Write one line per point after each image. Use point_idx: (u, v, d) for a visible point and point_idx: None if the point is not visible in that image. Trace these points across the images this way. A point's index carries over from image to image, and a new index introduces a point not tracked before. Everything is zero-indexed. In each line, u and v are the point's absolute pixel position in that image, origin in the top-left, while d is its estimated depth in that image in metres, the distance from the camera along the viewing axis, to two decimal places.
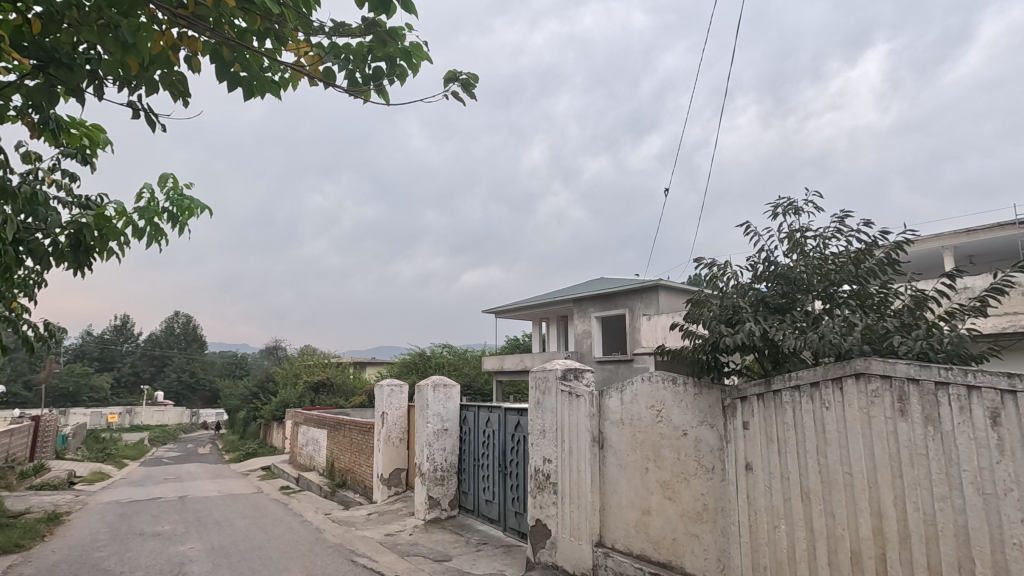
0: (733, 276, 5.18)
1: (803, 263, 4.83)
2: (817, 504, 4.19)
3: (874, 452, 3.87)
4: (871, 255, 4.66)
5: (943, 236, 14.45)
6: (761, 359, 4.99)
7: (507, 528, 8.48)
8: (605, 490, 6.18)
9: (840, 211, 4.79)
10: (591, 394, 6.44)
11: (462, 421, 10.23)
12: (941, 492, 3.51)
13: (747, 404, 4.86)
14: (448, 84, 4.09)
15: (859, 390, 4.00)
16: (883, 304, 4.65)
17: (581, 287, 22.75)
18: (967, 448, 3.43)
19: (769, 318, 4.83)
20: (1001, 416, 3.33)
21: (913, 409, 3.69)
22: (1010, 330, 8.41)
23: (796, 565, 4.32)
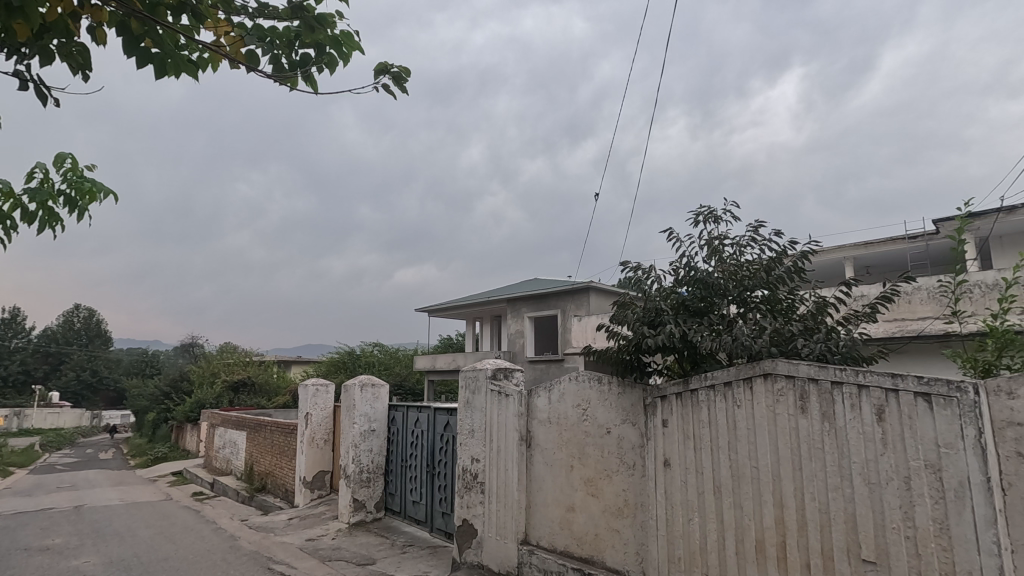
0: (657, 279, 5.40)
1: (721, 269, 5.10)
2: (728, 497, 4.44)
3: (778, 446, 4.15)
4: (780, 263, 4.98)
5: (845, 248, 15.69)
6: (681, 360, 5.24)
7: (434, 529, 8.39)
8: (531, 489, 6.25)
9: (755, 221, 5.10)
10: (520, 393, 6.49)
11: (391, 421, 10.03)
12: (834, 483, 3.81)
13: (667, 403, 5.07)
14: (379, 76, 3.93)
15: (766, 389, 4.26)
16: (790, 309, 5.00)
17: (515, 287, 22.93)
18: (857, 442, 3.75)
19: (688, 320, 5.07)
20: (885, 412, 3.66)
21: (813, 406, 3.99)
22: (897, 334, 9.20)
23: (707, 555, 4.55)
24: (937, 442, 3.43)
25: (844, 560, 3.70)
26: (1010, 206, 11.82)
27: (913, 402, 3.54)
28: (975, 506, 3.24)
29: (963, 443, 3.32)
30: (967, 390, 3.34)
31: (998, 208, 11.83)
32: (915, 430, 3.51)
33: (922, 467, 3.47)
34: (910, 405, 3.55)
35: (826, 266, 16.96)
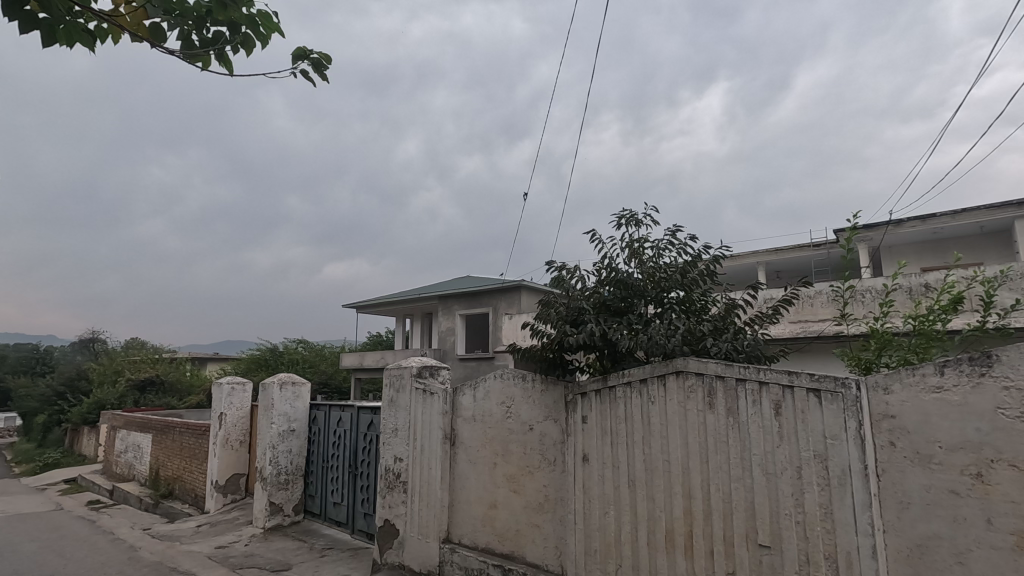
0: (581, 279, 5.53)
1: (640, 271, 5.28)
2: (642, 489, 4.62)
3: (688, 440, 4.36)
4: (695, 267, 5.23)
5: (758, 254, 16.73)
6: (602, 358, 5.40)
7: (355, 531, 8.17)
8: (455, 487, 6.22)
9: (673, 225, 5.32)
10: (445, 391, 6.44)
11: (312, 421, 9.67)
12: (736, 473, 4.06)
13: (587, 399, 5.21)
14: (298, 61, 3.76)
15: (679, 386, 4.47)
16: (703, 310, 5.27)
17: (447, 285, 22.76)
18: (757, 435, 4.01)
19: (609, 320, 5.23)
20: (782, 407, 3.94)
21: (719, 402, 4.23)
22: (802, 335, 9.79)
23: (621, 546, 4.72)
24: (825, 434, 3.73)
25: (743, 546, 3.95)
26: (898, 219, 13.07)
27: (806, 397, 3.83)
28: (855, 492, 3.57)
29: (846, 434, 3.65)
30: (851, 386, 3.67)
31: (887, 221, 13.05)
32: (807, 423, 3.81)
33: (812, 457, 3.76)
34: (803, 400, 3.85)
35: (740, 271, 18.00)
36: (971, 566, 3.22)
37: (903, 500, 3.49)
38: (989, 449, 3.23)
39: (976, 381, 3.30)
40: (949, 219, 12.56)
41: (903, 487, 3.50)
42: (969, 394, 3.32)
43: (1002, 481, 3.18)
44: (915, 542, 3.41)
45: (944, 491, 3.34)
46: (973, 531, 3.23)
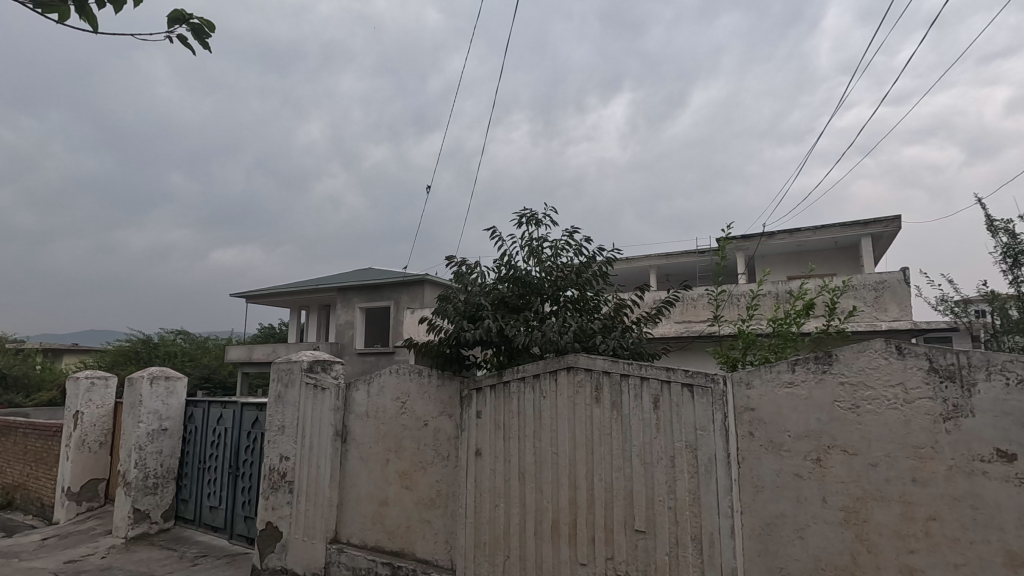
0: (480, 275, 5.58)
1: (539, 269, 5.42)
2: (531, 482, 4.75)
3: (576, 433, 4.55)
4: (590, 267, 5.46)
5: (650, 259, 17.69)
6: (498, 353, 5.48)
7: (233, 536, 7.64)
8: (344, 485, 6.02)
9: (570, 227, 5.51)
10: (337, 386, 6.20)
11: (187, 419, 8.89)
12: (618, 464, 4.30)
13: (481, 394, 5.26)
14: (175, 25, 3.39)
15: (568, 381, 4.65)
16: (594, 309, 5.52)
17: (347, 277, 21.88)
18: (637, 427, 4.28)
19: (506, 316, 5.33)
20: (660, 400, 4.23)
21: (605, 397, 4.45)
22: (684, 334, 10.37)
23: (509, 538, 4.82)
24: (695, 425, 4.06)
25: (621, 532, 4.21)
26: (770, 232, 14.48)
27: (680, 392, 4.15)
28: (719, 478, 3.92)
29: (713, 425, 4.00)
30: (719, 381, 4.03)
31: (761, 233, 14.41)
32: (680, 415, 4.13)
33: (683, 447, 4.08)
34: (678, 394, 4.16)
35: (633, 273, 18.99)
36: (808, 539, 3.67)
37: (757, 484, 3.90)
38: (826, 437, 3.70)
39: (819, 377, 3.76)
40: (811, 234, 14.14)
41: (758, 473, 3.90)
42: (814, 388, 3.78)
43: (835, 464, 3.65)
44: (766, 520, 3.82)
45: (790, 475, 3.78)
46: (812, 509, 3.68)
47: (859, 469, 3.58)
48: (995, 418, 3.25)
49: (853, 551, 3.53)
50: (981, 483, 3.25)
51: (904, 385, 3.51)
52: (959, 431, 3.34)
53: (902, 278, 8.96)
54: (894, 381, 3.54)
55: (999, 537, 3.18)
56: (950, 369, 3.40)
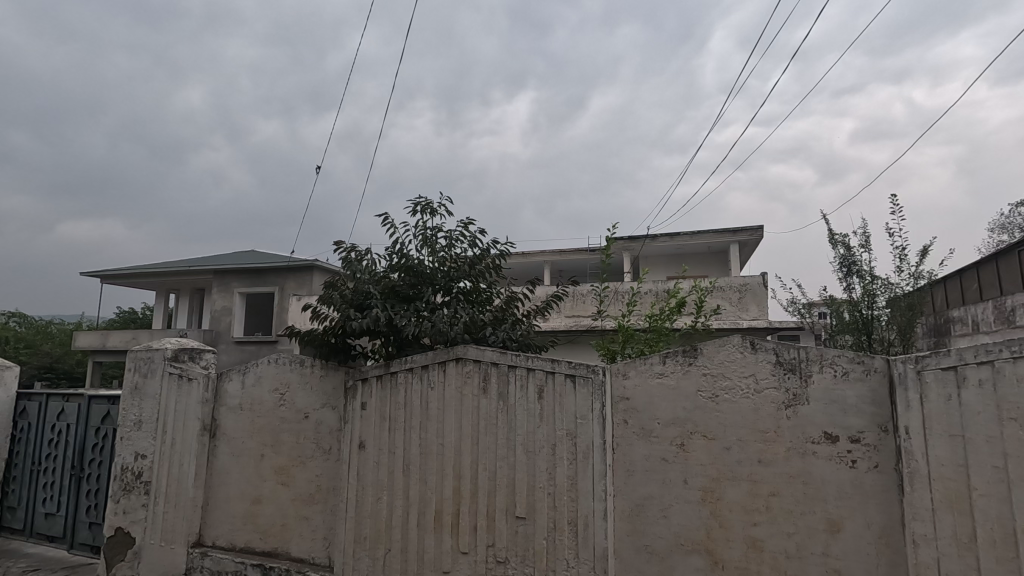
0: (371, 263, 5.41)
1: (431, 259, 5.36)
2: (416, 474, 4.69)
3: (462, 424, 4.56)
4: (483, 259, 5.49)
5: (545, 254, 18.07)
6: (387, 343, 5.34)
7: (75, 545, 6.75)
8: (211, 484, 5.56)
9: (465, 218, 5.51)
10: (206, 377, 5.70)
11: (17, 414, 7.69)
12: (503, 453, 4.39)
13: (367, 385, 5.10)
14: None
15: (457, 372, 4.65)
16: (487, 301, 5.56)
17: (225, 259, 20.14)
18: (522, 417, 4.39)
19: (395, 306, 5.21)
20: (544, 391, 4.37)
21: (492, 387, 4.51)
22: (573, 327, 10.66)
23: (391, 531, 4.72)
24: (576, 414, 4.26)
25: (503, 519, 4.30)
26: (653, 235, 15.46)
27: (563, 382, 4.32)
28: (595, 463, 4.15)
29: (593, 414, 4.22)
30: (598, 372, 4.27)
31: (646, 235, 15.36)
32: (563, 405, 4.30)
33: (564, 435, 4.26)
34: (562, 385, 4.33)
35: (528, 268, 19.39)
36: (671, 518, 4.00)
37: (630, 468, 4.19)
38: (690, 423, 4.04)
39: (686, 368, 4.10)
40: (689, 238, 15.31)
41: (630, 458, 4.19)
42: (681, 379, 4.11)
43: (697, 449, 4.00)
44: (636, 502, 4.13)
45: (658, 459, 4.10)
46: (675, 490, 4.01)
47: (716, 452, 3.95)
48: (824, 405, 3.75)
49: (708, 526, 3.90)
50: (812, 462, 3.73)
51: (755, 376, 3.93)
52: (796, 417, 3.80)
53: (762, 282, 10.02)
54: (748, 372, 3.95)
55: (822, 507, 3.68)
56: (792, 362, 3.86)
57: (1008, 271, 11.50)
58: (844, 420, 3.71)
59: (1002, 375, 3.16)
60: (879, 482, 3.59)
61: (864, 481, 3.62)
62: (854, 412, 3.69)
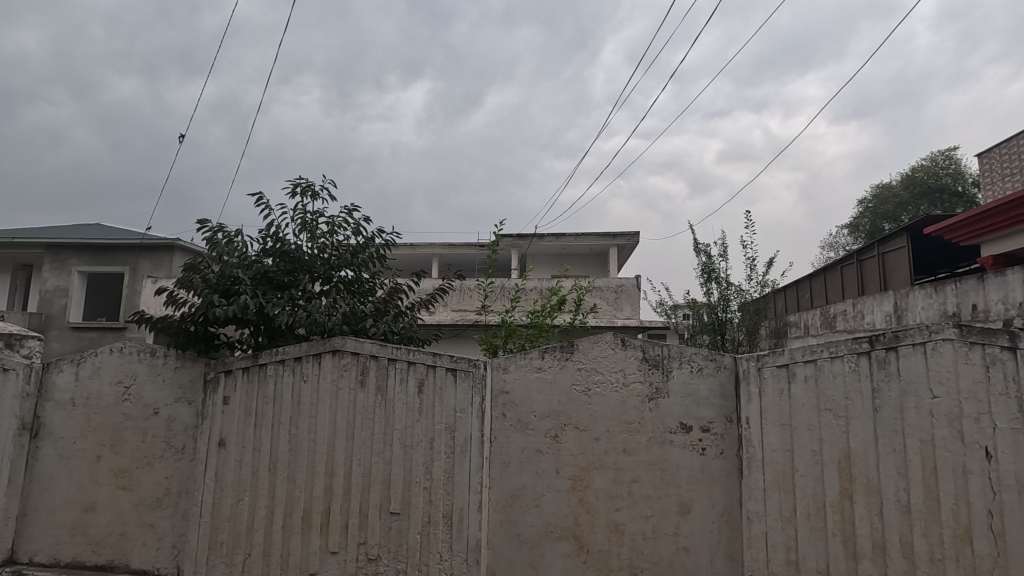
0: (241, 245, 4.99)
1: (310, 245, 5.08)
2: (282, 473, 4.39)
3: (336, 418, 4.36)
4: (367, 248, 5.30)
5: (434, 247, 17.86)
6: (256, 333, 4.96)
7: None
8: (30, 492, 4.78)
9: (349, 204, 5.30)
10: (27, 367, 4.85)
11: None
12: (378, 448, 4.26)
13: (231, 378, 4.70)
14: None
15: (333, 365, 4.42)
16: (369, 292, 5.36)
17: (61, 232, 17.41)
18: (401, 412, 4.30)
19: (267, 293, 4.85)
20: (424, 384, 4.32)
21: (370, 380, 4.36)
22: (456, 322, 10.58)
23: (252, 535, 4.40)
24: (456, 408, 4.28)
25: (376, 515, 4.19)
26: (540, 234, 15.92)
27: (444, 376, 4.31)
28: (472, 457, 4.21)
29: (471, 408, 4.27)
30: (479, 366, 4.33)
31: (534, 234, 15.77)
32: (442, 399, 4.29)
33: (443, 429, 4.25)
34: (442, 379, 4.31)
35: (416, 260, 19.02)
36: (542, 506, 4.17)
37: (505, 460, 4.30)
38: (564, 415, 4.23)
39: (562, 363, 4.28)
40: (573, 239, 15.98)
41: (506, 450, 4.30)
42: (558, 373, 4.28)
43: (569, 440, 4.20)
44: (510, 493, 4.24)
45: (532, 450, 4.25)
46: (547, 480, 4.19)
47: (587, 443, 4.18)
48: (681, 398, 4.11)
49: (576, 514, 4.12)
50: (669, 450, 4.07)
51: (624, 371, 4.20)
52: (658, 409, 4.13)
53: (636, 284, 10.75)
54: (617, 367, 4.21)
55: (676, 492, 4.03)
56: (656, 358, 4.18)
57: (832, 283, 13.42)
58: (697, 411, 4.10)
59: (821, 372, 3.71)
60: (723, 466, 4.02)
61: (711, 466, 4.03)
62: (706, 404, 4.09)
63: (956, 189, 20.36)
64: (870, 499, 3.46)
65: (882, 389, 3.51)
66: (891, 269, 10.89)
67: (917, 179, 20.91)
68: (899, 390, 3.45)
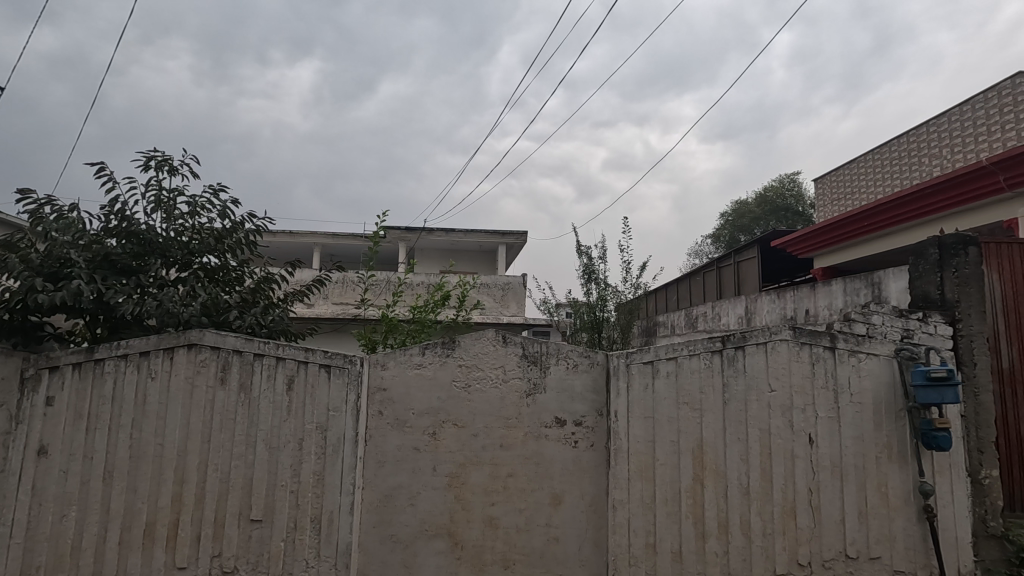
0: (77, 222, 4.36)
1: (165, 227, 4.55)
2: (119, 482, 3.85)
3: (189, 420, 3.88)
4: (234, 233, 4.85)
5: (316, 236, 16.87)
6: (93, 324, 4.33)
7: None
8: None
9: (215, 184, 4.83)
10: None
11: None
12: (239, 451, 3.90)
13: (57, 376, 4.03)
14: None
15: (188, 361, 3.92)
16: (234, 281, 4.92)
17: None
18: (266, 412, 3.97)
19: (109, 278, 4.25)
20: (294, 382, 4.04)
21: (232, 378, 3.95)
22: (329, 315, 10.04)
23: (80, 555, 3.80)
24: (328, 407, 4.08)
25: (233, 524, 3.83)
26: (429, 229, 15.68)
27: (317, 373, 4.08)
28: (345, 457, 4.05)
29: (345, 406, 4.11)
30: (356, 362, 4.19)
31: (423, 228, 15.49)
32: (314, 397, 4.06)
33: (313, 429, 4.03)
34: (314, 375, 4.08)
35: (295, 249, 17.81)
36: (417, 505, 4.11)
37: (380, 459, 4.18)
38: (442, 412, 4.20)
39: (443, 360, 4.24)
40: (462, 235, 15.95)
41: (382, 449, 4.19)
42: (438, 370, 4.23)
43: (447, 437, 4.18)
44: (384, 493, 4.13)
45: (409, 449, 4.17)
46: (423, 478, 4.13)
47: (465, 440, 4.17)
48: (557, 393, 4.25)
49: (451, 511, 4.10)
50: (544, 444, 4.20)
51: (504, 367, 4.25)
52: (535, 404, 4.23)
53: (522, 283, 10.98)
54: (497, 364, 4.25)
55: (549, 484, 4.16)
56: (535, 354, 4.28)
57: (696, 287, 14.75)
58: (572, 406, 4.26)
59: (682, 368, 4.02)
60: (593, 458, 4.21)
61: (583, 458, 4.20)
62: (579, 399, 4.26)
63: (798, 209, 23.28)
64: (717, 484, 3.86)
65: (731, 383, 3.92)
66: (744, 276, 12.22)
67: (768, 199, 23.66)
68: (744, 384, 3.89)
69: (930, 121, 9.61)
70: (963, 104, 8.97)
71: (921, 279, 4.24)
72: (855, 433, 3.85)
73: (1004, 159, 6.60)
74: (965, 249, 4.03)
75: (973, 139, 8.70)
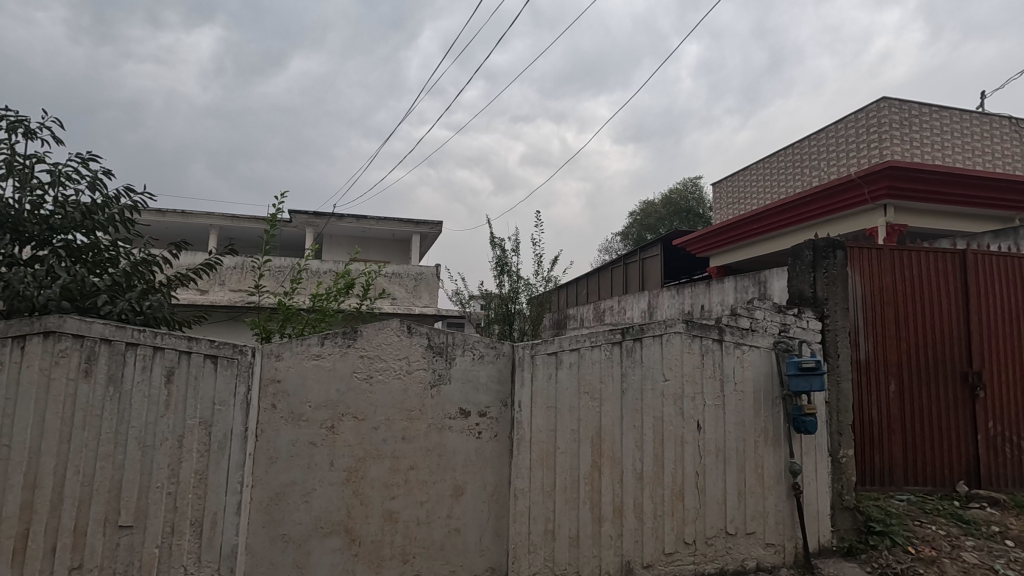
0: None
1: (17, 197, 3.97)
2: None
3: (44, 417, 3.37)
4: (106, 209, 4.32)
5: (213, 216, 15.59)
6: None
7: None
8: None
9: (84, 151, 4.26)
10: None
11: None
12: (105, 451, 3.47)
13: None
14: None
15: (43, 350, 3.40)
16: (106, 263, 4.38)
17: None
18: (139, 407, 3.58)
19: None
20: (173, 374, 3.69)
21: (99, 370, 3.50)
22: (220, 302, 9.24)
23: None
24: (213, 401, 3.77)
25: (97, 532, 3.41)
26: (339, 214, 15.01)
27: (201, 364, 3.76)
28: (231, 454, 3.77)
29: (233, 400, 3.82)
30: (246, 353, 3.90)
31: (332, 213, 14.80)
32: (197, 390, 3.74)
33: (196, 424, 3.71)
34: (197, 367, 3.75)
35: (187, 229, 16.33)
36: (312, 502, 3.92)
37: (272, 455, 3.94)
38: (341, 405, 4.03)
39: (343, 351, 4.06)
40: (374, 222, 15.46)
41: (274, 444, 3.95)
42: (337, 361, 4.05)
43: (345, 431, 4.02)
44: (275, 491, 3.90)
45: (304, 444, 3.96)
46: (319, 474, 3.94)
47: (364, 433, 4.03)
48: (462, 384, 4.21)
49: (349, 506, 3.96)
50: (447, 435, 4.15)
51: (408, 358, 4.14)
52: (439, 395, 4.17)
53: (435, 273, 10.77)
54: (401, 355, 4.13)
55: (451, 475, 4.12)
56: (441, 345, 4.22)
57: (604, 282, 15.32)
58: (476, 397, 4.24)
59: (583, 359, 4.12)
60: (495, 448, 4.22)
61: (485, 449, 4.20)
62: (484, 390, 4.26)
63: (699, 211, 24.85)
64: (613, 469, 4.02)
65: (628, 373, 4.09)
66: (648, 272, 12.85)
67: (672, 200, 25.04)
68: (640, 374, 4.08)
69: (812, 136, 10.56)
70: (838, 123, 9.96)
71: (796, 279, 4.66)
72: (737, 419, 4.17)
73: (870, 173, 7.40)
74: (834, 252, 4.46)
75: (845, 156, 9.70)
